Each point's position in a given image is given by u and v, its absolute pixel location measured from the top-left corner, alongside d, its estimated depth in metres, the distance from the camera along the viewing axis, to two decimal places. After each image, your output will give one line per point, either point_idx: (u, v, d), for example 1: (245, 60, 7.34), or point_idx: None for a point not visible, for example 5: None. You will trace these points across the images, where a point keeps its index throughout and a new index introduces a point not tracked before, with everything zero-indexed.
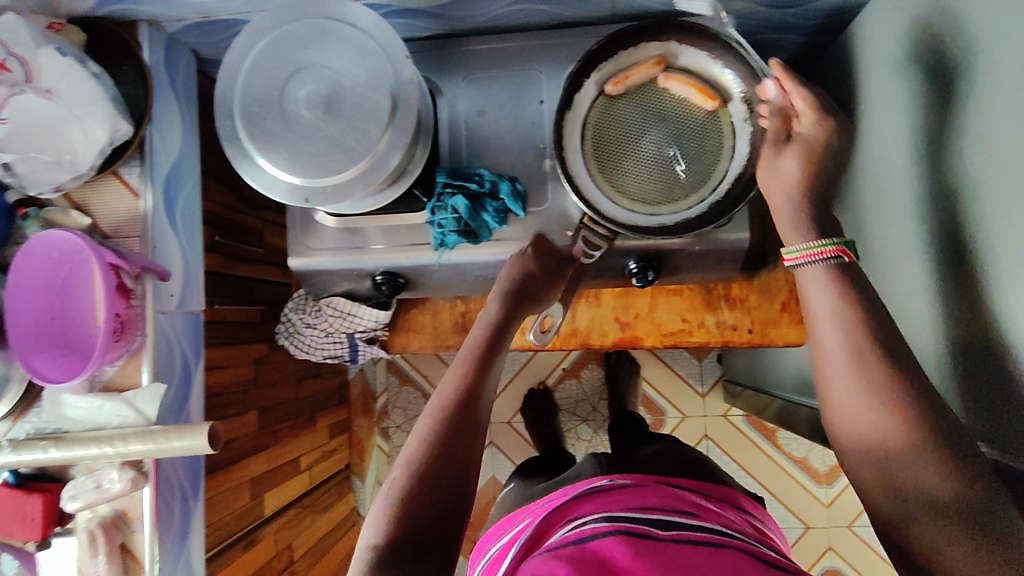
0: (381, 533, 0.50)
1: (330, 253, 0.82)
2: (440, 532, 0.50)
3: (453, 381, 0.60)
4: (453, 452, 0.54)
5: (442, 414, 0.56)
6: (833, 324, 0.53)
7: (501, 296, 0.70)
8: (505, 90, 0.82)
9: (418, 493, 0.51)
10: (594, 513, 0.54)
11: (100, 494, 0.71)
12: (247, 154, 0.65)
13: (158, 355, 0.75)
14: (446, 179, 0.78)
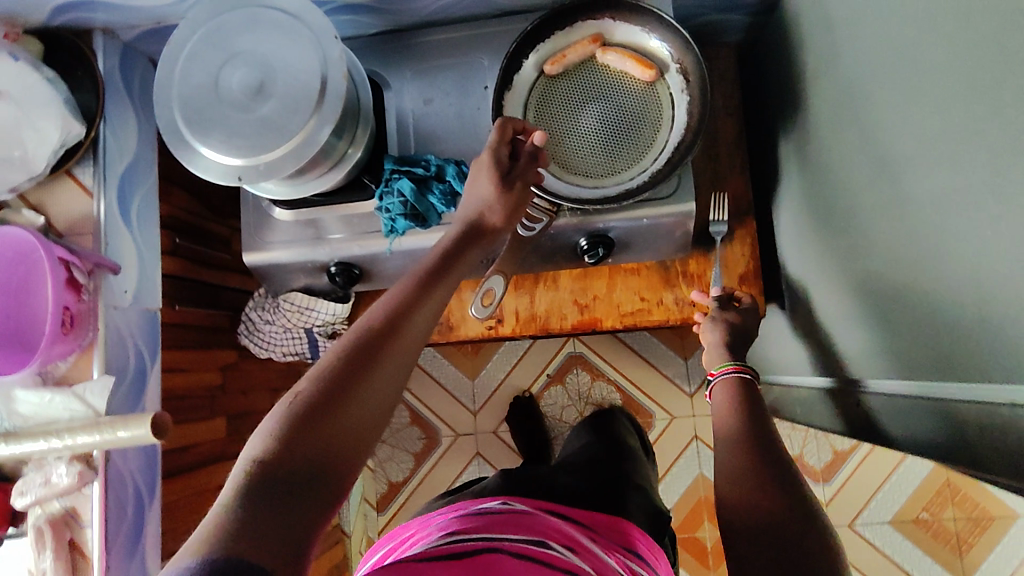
0: (265, 446, 0.43)
1: (286, 245, 0.83)
2: (333, 455, 0.45)
3: (387, 301, 0.54)
4: (369, 373, 0.49)
5: (365, 330, 0.51)
6: (727, 414, 0.68)
7: (459, 225, 0.67)
8: (451, 80, 0.84)
9: (320, 408, 0.46)
10: (480, 530, 0.56)
11: (48, 489, 0.71)
12: (181, 137, 0.66)
13: (109, 351, 0.75)
14: (393, 164, 0.78)
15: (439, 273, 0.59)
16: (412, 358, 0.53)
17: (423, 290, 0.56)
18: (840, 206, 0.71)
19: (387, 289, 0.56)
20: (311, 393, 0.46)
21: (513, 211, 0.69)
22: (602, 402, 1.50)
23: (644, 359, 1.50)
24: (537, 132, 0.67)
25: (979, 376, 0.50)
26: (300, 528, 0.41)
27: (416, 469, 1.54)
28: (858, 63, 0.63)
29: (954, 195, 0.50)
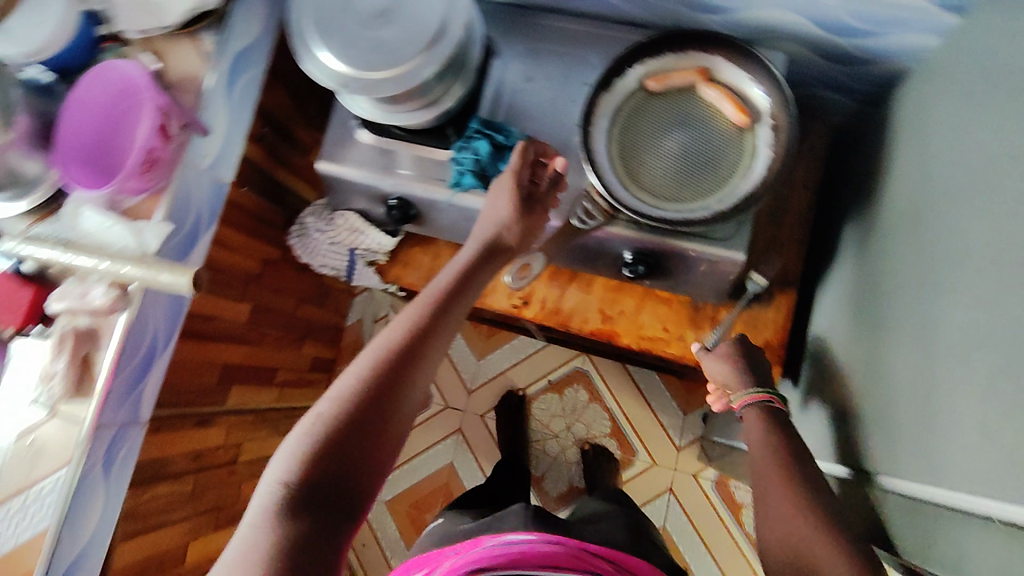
0: (296, 471, 0.56)
1: (358, 166, 0.87)
2: (348, 482, 0.58)
3: (396, 332, 0.64)
4: (382, 407, 0.60)
5: (383, 360, 0.62)
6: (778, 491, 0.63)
7: (477, 243, 0.72)
8: (556, 66, 0.87)
9: (335, 438, 0.58)
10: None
11: (82, 303, 0.76)
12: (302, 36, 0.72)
13: (175, 201, 0.80)
14: (479, 125, 0.83)
15: (451, 302, 0.67)
16: (427, 375, 0.64)
17: (432, 321, 0.65)
18: (885, 297, 0.71)
19: (403, 311, 0.66)
20: (335, 421, 0.58)
21: (529, 229, 0.74)
22: (592, 425, 1.50)
23: (647, 399, 1.50)
24: (559, 159, 0.76)
25: (976, 486, 0.50)
26: (335, 536, 0.56)
27: None
28: (948, 161, 0.63)
29: (1000, 304, 0.50)
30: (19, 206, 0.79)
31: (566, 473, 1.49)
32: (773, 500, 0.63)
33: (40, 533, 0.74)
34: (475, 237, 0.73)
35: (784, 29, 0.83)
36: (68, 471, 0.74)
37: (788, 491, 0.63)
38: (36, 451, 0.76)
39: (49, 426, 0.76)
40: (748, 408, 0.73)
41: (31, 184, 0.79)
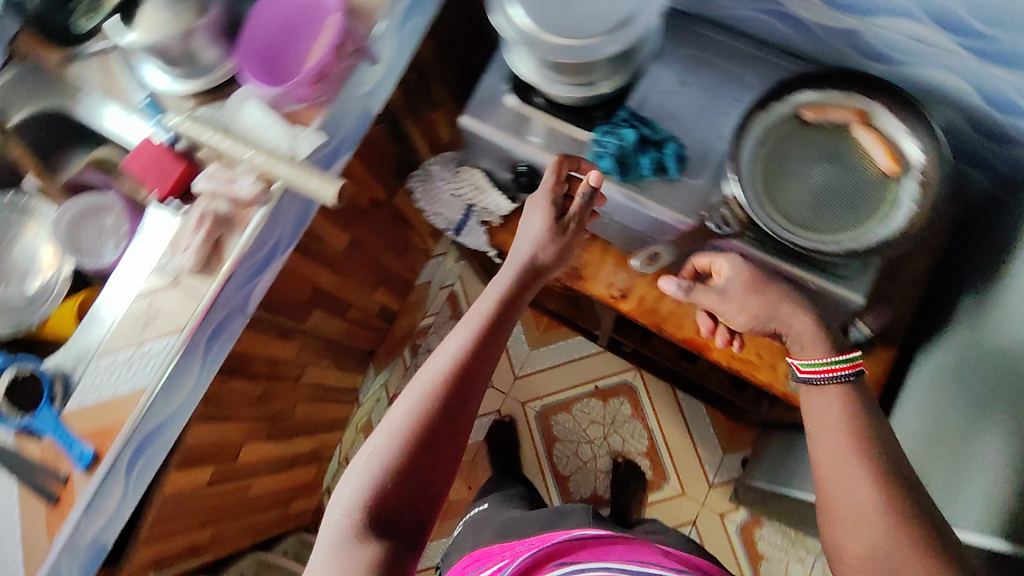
0: (366, 504, 0.63)
1: (499, 126, 0.90)
2: (413, 510, 0.65)
3: (443, 364, 0.71)
4: (438, 442, 0.67)
5: (438, 399, 0.68)
6: (856, 472, 0.65)
7: (517, 270, 0.79)
8: (712, 78, 0.88)
9: (402, 464, 0.65)
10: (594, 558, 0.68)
11: (228, 188, 0.79)
12: None
13: (330, 116, 0.84)
14: (630, 113, 0.86)
15: (492, 332, 0.74)
16: (475, 408, 0.71)
17: (477, 350, 0.72)
18: None
19: (447, 350, 0.73)
20: (397, 460, 0.65)
21: (565, 251, 0.81)
22: (628, 441, 1.50)
23: (689, 431, 1.49)
24: (593, 172, 0.78)
25: None
26: (409, 556, 0.63)
27: None
28: None
29: None
30: (187, 87, 0.85)
31: (592, 479, 1.50)
32: (850, 489, 0.64)
33: (136, 391, 0.78)
34: (514, 270, 0.79)
35: (949, 94, 0.83)
36: (177, 340, 0.78)
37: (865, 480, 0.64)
38: (150, 313, 0.79)
39: (168, 293, 0.80)
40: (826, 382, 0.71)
41: (204, 69, 0.84)
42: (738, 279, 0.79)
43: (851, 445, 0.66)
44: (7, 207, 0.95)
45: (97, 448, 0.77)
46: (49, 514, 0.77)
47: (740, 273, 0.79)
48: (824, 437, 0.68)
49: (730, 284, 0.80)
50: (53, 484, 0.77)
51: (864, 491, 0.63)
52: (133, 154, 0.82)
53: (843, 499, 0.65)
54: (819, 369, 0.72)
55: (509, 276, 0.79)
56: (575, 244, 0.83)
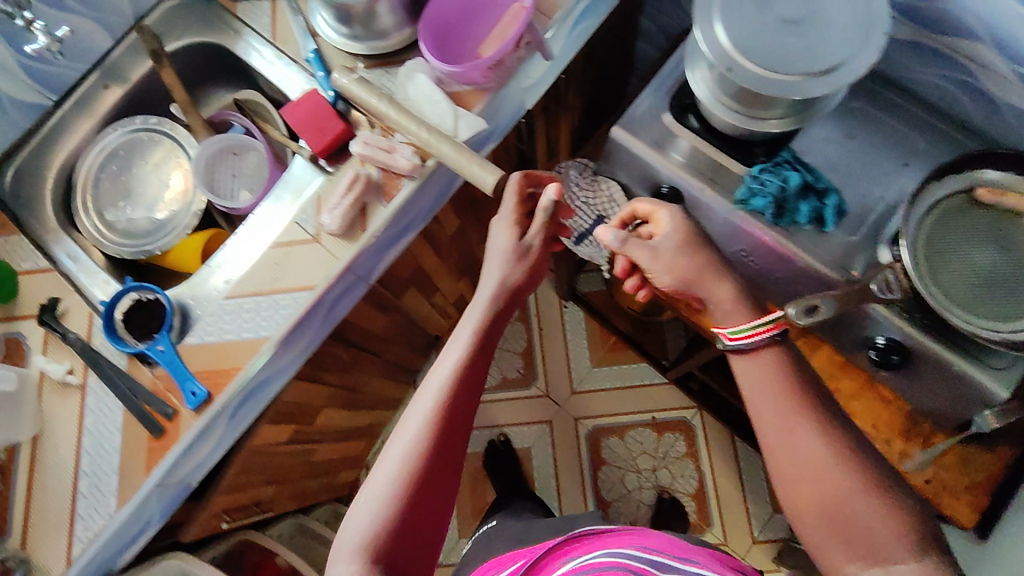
0: (368, 551, 0.62)
1: (654, 146, 0.88)
2: (412, 553, 0.64)
3: (431, 399, 0.68)
4: (433, 485, 0.66)
5: (429, 440, 0.67)
6: (804, 432, 0.62)
7: (491, 295, 0.76)
8: (883, 135, 0.85)
9: (406, 509, 0.64)
10: (597, 548, 0.62)
11: (387, 157, 0.79)
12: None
13: (492, 103, 0.83)
14: (792, 157, 0.83)
15: (475, 362, 0.71)
16: (462, 446, 0.69)
17: (466, 377, 0.70)
18: None
19: (430, 387, 0.70)
20: (397, 506, 0.64)
21: (534, 268, 0.79)
22: (676, 478, 1.47)
23: (740, 481, 1.46)
24: (551, 185, 0.74)
25: None
26: None
27: (494, 389, 1.56)
28: None
29: None
30: (356, 48, 0.83)
31: (633, 510, 1.46)
32: (794, 445, 0.62)
33: (258, 340, 0.78)
34: (492, 293, 0.76)
35: None
36: (309, 296, 0.78)
37: (815, 435, 0.62)
38: (282, 266, 0.80)
39: (307, 249, 0.80)
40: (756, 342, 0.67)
41: (376, 33, 0.82)
42: (672, 239, 0.74)
43: (782, 395, 0.65)
44: (139, 128, 0.93)
45: (211, 390, 0.77)
46: (150, 445, 0.76)
47: (675, 231, 0.75)
48: (760, 403, 0.65)
49: (663, 243, 0.75)
50: (159, 416, 0.76)
51: (812, 446, 0.61)
52: (293, 104, 0.82)
53: (794, 460, 0.61)
54: (742, 340, 0.68)
55: (491, 305, 0.75)
56: (543, 262, 0.81)
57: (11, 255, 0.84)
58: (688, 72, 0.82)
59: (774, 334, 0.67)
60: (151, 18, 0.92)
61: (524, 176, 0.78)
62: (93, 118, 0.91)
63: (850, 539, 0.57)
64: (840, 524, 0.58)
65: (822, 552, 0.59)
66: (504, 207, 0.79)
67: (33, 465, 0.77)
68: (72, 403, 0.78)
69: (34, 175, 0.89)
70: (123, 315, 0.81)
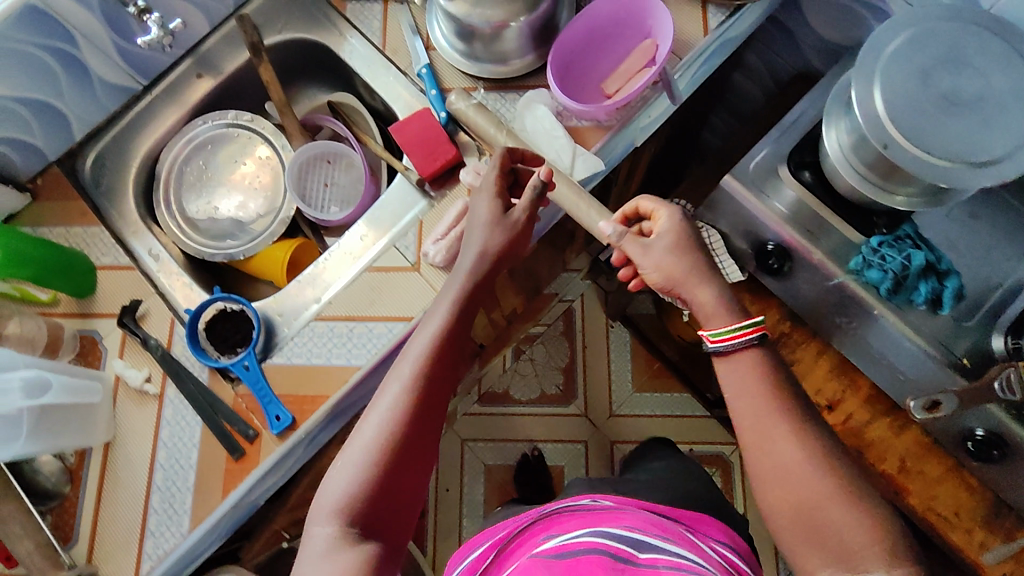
0: (350, 506, 0.58)
1: (769, 203, 0.85)
2: (397, 510, 0.60)
3: (409, 367, 0.64)
4: (419, 440, 0.62)
5: (414, 393, 0.63)
6: (785, 430, 0.60)
7: (473, 259, 0.68)
8: (1010, 222, 0.81)
9: (387, 472, 0.60)
10: (580, 527, 0.67)
11: None
12: (874, 61, 0.68)
13: (612, 142, 0.78)
14: (914, 232, 0.79)
15: (457, 326, 0.66)
16: (446, 402, 0.65)
17: (452, 330, 0.66)
18: None
19: (415, 340, 0.66)
20: (381, 461, 0.60)
21: (517, 240, 0.70)
22: None
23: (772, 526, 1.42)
24: (544, 165, 0.68)
25: None
26: (396, 561, 0.59)
27: (532, 403, 1.53)
28: None
29: None
30: (475, 69, 0.79)
31: None
32: (771, 451, 0.60)
33: (349, 368, 0.75)
34: (476, 258, 0.68)
35: None
36: (402, 328, 0.75)
37: (795, 438, 0.60)
38: (379, 291, 0.76)
39: (404, 277, 0.76)
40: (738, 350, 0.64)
41: (495, 57, 0.77)
42: (666, 239, 0.68)
43: (757, 398, 0.62)
44: (230, 123, 0.89)
45: (296, 416, 0.74)
46: (229, 467, 0.73)
47: (670, 232, 0.69)
48: (742, 403, 0.62)
49: (656, 241, 0.68)
50: (240, 437, 0.74)
51: (792, 449, 0.59)
52: (403, 123, 0.78)
53: (768, 459, 0.60)
54: (715, 343, 0.64)
55: (475, 269, 0.68)
56: (528, 234, 0.71)
57: (91, 247, 0.81)
58: (826, 128, 0.78)
59: (752, 339, 0.63)
60: (251, 8, 0.87)
61: (510, 150, 0.72)
62: (181, 107, 0.87)
63: (824, 542, 0.56)
64: (801, 521, 0.57)
65: (789, 547, 0.58)
66: (485, 176, 0.71)
67: (103, 470, 0.75)
68: (149, 412, 0.76)
69: (117, 163, 0.86)
70: (207, 326, 0.78)
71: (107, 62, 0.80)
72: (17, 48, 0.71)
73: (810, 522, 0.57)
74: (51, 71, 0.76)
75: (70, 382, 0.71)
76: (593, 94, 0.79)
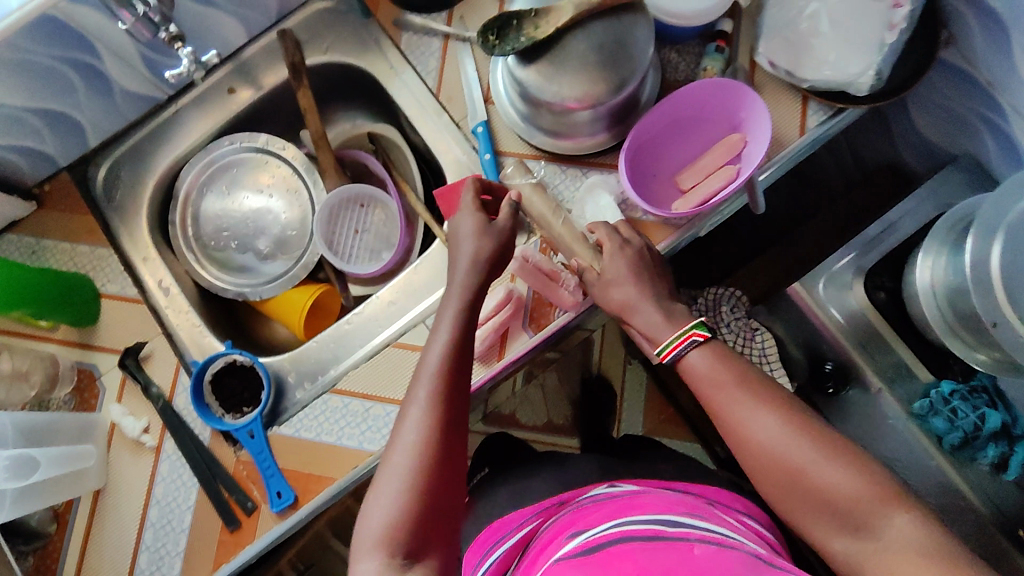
0: (392, 540, 0.52)
1: (830, 311, 0.75)
2: (442, 537, 0.55)
3: (424, 388, 0.58)
4: (452, 463, 0.56)
5: (437, 413, 0.57)
6: (755, 408, 0.54)
7: (468, 271, 0.62)
8: None
9: (424, 499, 0.54)
10: (605, 519, 0.57)
11: (550, 288, 0.69)
12: (996, 224, 0.60)
13: (677, 244, 0.68)
14: (990, 384, 0.72)
15: (469, 332, 0.61)
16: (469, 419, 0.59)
17: (465, 343, 0.60)
18: None
19: (425, 358, 0.60)
20: (417, 491, 0.54)
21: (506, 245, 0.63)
22: None
23: None
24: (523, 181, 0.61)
25: None
26: None
27: None
28: None
29: None
30: (536, 139, 0.70)
31: None
32: (747, 431, 0.54)
33: (360, 452, 0.69)
34: (467, 268, 0.62)
35: None
36: None
37: (765, 410, 0.54)
38: (403, 372, 0.70)
39: None
40: (685, 362, 0.58)
41: (557, 130, 0.68)
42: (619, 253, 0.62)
43: (717, 392, 0.56)
44: (259, 148, 0.81)
45: (298, 494, 0.69)
46: (222, 538, 0.69)
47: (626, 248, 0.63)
48: (707, 392, 0.57)
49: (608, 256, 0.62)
50: (237, 508, 0.69)
51: (766, 422, 0.54)
52: (449, 189, 0.69)
53: (749, 444, 0.54)
54: (669, 357, 0.59)
55: (472, 281, 0.62)
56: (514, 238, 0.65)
57: (96, 273, 0.74)
58: (918, 257, 0.70)
59: (703, 341, 0.58)
60: (294, 21, 0.77)
61: (477, 180, 0.66)
62: (208, 122, 0.79)
63: (829, 513, 0.51)
64: (797, 489, 0.52)
65: (799, 521, 0.52)
66: (461, 201, 0.65)
67: (91, 518, 0.71)
68: (144, 465, 0.71)
69: (132, 177, 0.78)
70: (213, 377, 0.72)
71: (128, 71, 0.71)
72: (28, 58, 0.62)
73: (809, 492, 0.51)
74: (67, 81, 0.68)
75: (60, 453, 0.67)
76: (664, 184, 0.70)
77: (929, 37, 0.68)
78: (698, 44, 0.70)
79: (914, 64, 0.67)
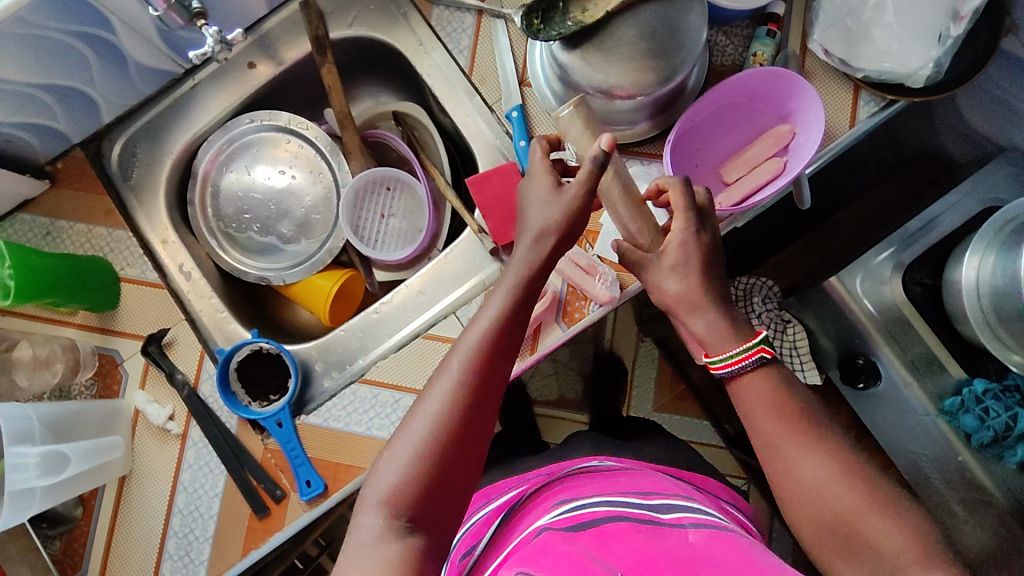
0: (394, 502, 0.49)
1: (864, 304, 0.74)
2: (447, 515, 0.51)
3: (463, 357, 0.54)
4: (473, 441, 0.52)
5: (467, 386, 0.52)
6: (800, 435, 0.54)
7: (529, 246, 0.57)
8: None
9: (437, 470, 0.50)
10: (595, 495, 0.56)
11: (586, 282, 0.67)
12: None
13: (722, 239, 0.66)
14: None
15: (520, 316, 0.56)
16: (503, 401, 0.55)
17: (513, 321, 0.55)
18: None
19: (471, 327, 0.56)
20: (430, 460, 0.50)
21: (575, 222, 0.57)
22: None
23: None
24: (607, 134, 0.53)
25: None
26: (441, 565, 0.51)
27: None
28: None
29: None
30: None
31: None
32: (789, 444, 0.53)
33: None
34: (534, 241, 0.57)
35: None
36: None
37: (806, 432, 0.54)
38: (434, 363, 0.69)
39: None
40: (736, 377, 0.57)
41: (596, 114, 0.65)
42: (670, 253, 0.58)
43: (765, 403, 0.55)
44: (281, 127, 0.78)
45: (328, 484, 0.68)
46: (252, 524, 0.68)
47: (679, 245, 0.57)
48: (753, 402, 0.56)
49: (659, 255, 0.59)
50: (266, 496, 0.68)
51: (813, 468, 0.53)
52: (482, 176, 0.67)
53: (790, 476, 0.53)
54: (723, 370, 0.57)
55: (531, 262, 0.57)
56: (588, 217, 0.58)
57: (114, 255, 0.72)
58: (964, 256, 0.69)
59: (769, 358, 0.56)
60: None
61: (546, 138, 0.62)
62: (227, 97, 0.76)
63: (853, 548, 0.51)
64: (836, 518, 0.51)
65: (821, 561, 0.52)
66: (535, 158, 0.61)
67: (117, 504, 0.70)
68: (170, 452, 0.70)
69: (149, 154, 0.75)
70: (239, 365, 0.71)
71: (144, 45, 0.67)
72: (39, 33, 0.59)
73: (842, 531, 0.51)
74: (79, 54, 0.64)
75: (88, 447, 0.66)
76: (706, 176, 0.68)
77: (991, 26, 0.65)
78: (747, 27, 0.67)
79: (972, 55, 0.64)
